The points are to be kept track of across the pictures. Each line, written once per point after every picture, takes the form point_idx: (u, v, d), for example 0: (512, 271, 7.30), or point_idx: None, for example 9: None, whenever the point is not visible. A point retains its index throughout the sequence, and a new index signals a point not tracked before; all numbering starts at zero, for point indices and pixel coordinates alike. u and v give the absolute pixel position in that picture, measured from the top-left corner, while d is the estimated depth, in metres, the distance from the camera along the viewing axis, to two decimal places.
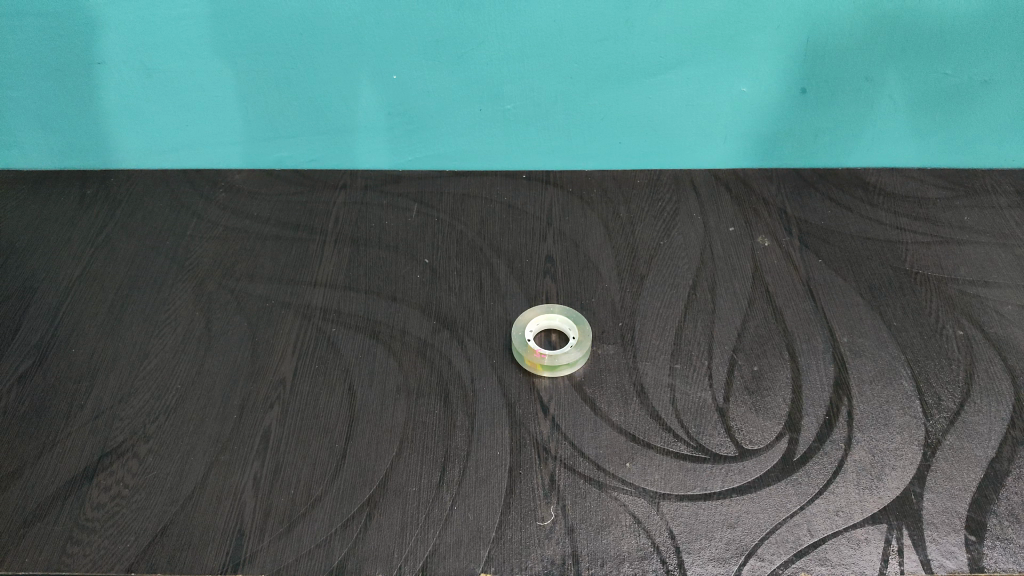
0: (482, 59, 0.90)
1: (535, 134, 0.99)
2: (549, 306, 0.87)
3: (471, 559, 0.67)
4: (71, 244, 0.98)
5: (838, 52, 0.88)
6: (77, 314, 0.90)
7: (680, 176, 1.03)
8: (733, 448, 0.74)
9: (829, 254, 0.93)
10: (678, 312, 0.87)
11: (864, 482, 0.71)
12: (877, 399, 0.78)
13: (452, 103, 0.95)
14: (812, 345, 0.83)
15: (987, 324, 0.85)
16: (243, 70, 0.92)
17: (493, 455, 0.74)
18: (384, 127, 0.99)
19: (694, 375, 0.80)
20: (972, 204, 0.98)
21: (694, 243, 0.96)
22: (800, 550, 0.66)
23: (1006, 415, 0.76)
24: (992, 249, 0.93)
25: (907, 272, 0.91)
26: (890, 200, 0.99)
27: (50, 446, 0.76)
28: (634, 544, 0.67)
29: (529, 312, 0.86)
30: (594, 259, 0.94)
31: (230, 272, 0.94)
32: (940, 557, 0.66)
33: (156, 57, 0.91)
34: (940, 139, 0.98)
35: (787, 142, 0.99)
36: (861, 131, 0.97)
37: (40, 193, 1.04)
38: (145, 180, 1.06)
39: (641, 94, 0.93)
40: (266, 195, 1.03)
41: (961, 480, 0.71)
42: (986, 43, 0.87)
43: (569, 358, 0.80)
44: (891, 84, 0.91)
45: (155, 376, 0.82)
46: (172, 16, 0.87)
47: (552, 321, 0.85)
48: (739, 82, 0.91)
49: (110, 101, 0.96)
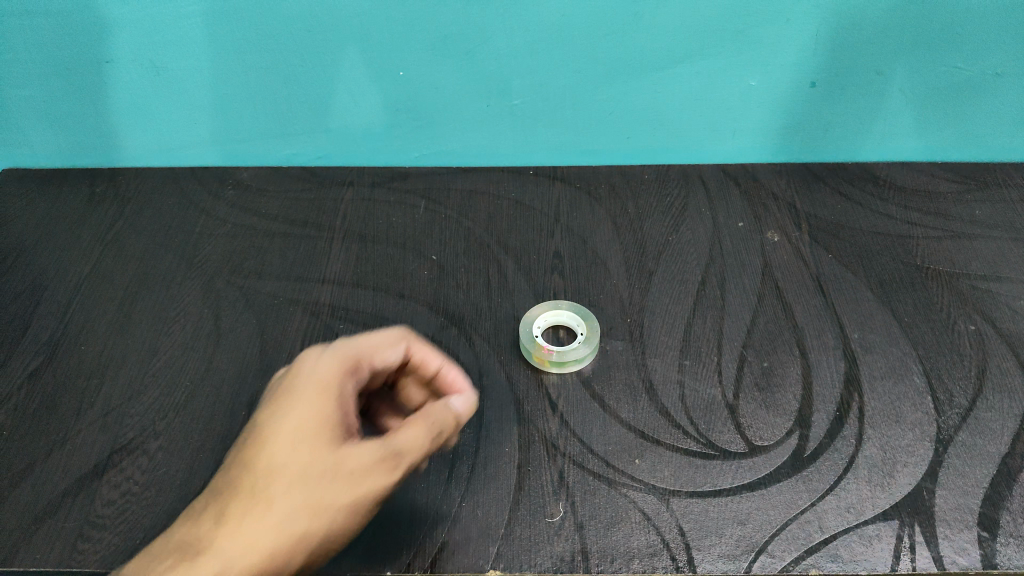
0: (489, 54, 0.89)
1: (542, 129, 0.98)
2: (556, 302, 0.87)
3: (481, 555, 0.67)
4: (80, 242, 0.99)
5: (849, 45, 0.86)
6: (87, 312, 0.90)
7: (688, 172, 1.03)
8: (743, 444, 0.73)
9: (839, 249, 0.92)
10: (687, 309, 0.87)
11: (875, 479, 0.70)
12: (887, 395, 0.77)
13: (460, 98, 0.94)
14: (822, 341, 0.82)
15: (999, 319, 0.84)
16: (249, 67, 0.92)
17: (502, 452, 0.74)
18: (391, 124, 0.99)
19: (703, 372, 0.80)
20: (984, 198, 0.97)
21: (703, 238, 0.95)
22: (810, 546, 0.66)
23: (1018, 410, 0.75)
24: (1004, 243, 0.92)
25: (918, 266, 0.90)
26: (901, 195, 0.98)
27: (60, 443, 0.76)
28: (643, 540, 0.67)
29: (536, 308, 0.86)
30: (602, 255, 0.93)
31: (239, 269, 0.94)
32: (953, 554, 0.65)
33: (163, 55, 0.91)
34: (950, 133, 0.97)
35: (796, 136, 0.98)
36: (871, 125, 0.96)
37: (49, 192, 1.05)
38: (154, 177, 1.06)
39: (649, 88, 0.92)
40: (274, 192, 1.03)
41: (973, 476, 0.70)
42: (999, 34, 0.85)
43: (578, 358, 0.80)
44: (901, 77, 0.90)
45: (164, 373, 0.83)
46: (180, 14, 0.87)
47: (558, 317, 0.85)
48: (749, 76, 0.90)
49: (118, 99, 0.96)
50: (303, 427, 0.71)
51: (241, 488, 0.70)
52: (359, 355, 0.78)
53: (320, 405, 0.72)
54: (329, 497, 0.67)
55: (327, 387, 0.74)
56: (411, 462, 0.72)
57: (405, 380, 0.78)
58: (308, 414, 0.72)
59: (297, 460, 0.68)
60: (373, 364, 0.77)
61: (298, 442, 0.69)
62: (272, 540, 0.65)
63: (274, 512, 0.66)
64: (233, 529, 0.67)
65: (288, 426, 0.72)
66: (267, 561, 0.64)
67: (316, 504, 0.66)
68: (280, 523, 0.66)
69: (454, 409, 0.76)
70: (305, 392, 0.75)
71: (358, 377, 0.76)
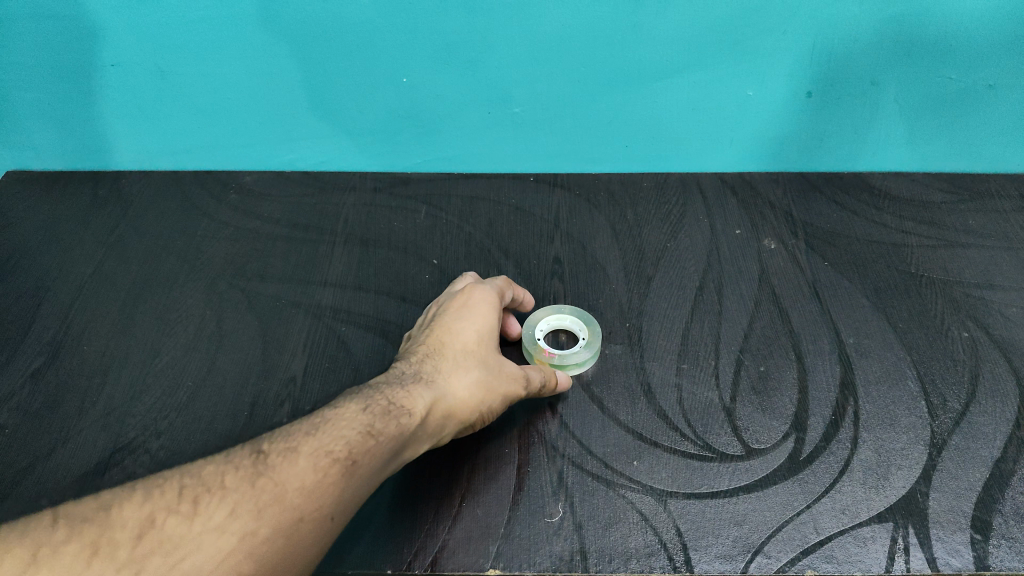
0: (492, 62, 0.90)
1: (543, 137, 1.00)
2: (559, 306, 0.87)
3: (480, 554, 0.67)
4: (84, 243, 0.99)
5: (850, 58, 0.87)
6: (89, 312, 0.91)
7: (685, 180, 1.05)
8: (740, 447, 0.74)
9: (834, 256, 0.94)
10: (684, 314, 0.88)
11: (869, 482, 0.71)
12: (882, 400, 0.78)
13: (462, 105, 0.95)
14: (818, 346, 0.84)
15: (992, 326, 0.86)
16: (253, 72, 0.93)
17: (502, 453, 0.75)
18: (393, 130, 1.00)
19: (700, 375, 0.81)
20: (977, 208, 0.99)
21: (701, 244, 0.97)
22: (806, 547, 0.67)
23: (1011, 415, 0.76)
24: (996, 252, 0.94)
25: (912, 274, 0.92)
26: (895, 203, 1.00)
27: (63, 441, 0.77)
28: (641, 541, 0.68)
29: (535, 314, 0.86)
30: (601, 260, 0.95)
31: (242, 272, 0.95)
32: (946, 556, 0.66)
33: (169, 60, 0.91)
34: (944, 144, 0.98)
35: (793, 145, 0.99)
36: (868, 136, 0.97)
37: (54, 194, 1.06)
38: (157, 180, 1.08)
39: (649, 98, 0.93)
40: (276, 197, 1.05)
41: (966, 479, 0.71)
42: (995, 48, 0.85)
43: (582, 360, 0.81)
44: (894, 88, 0.90)
45: (167, 373, 0.84)
46: (186, 19, 0.87)
47: (558, 321, 0.86)
48: (747, 86, 0.91)
49: (123, 103, 0.97)
50: (481, 326, 0.72)
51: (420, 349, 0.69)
52: (505, 282, 0.80)
53: (488, 312, 0.74)
54: (510, 383, 0.70)
55: (488, 295, 0.76)
56: (543, 389, 0.75)
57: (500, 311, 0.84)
58: (479, 314, 0.73)
59: (482, 342, 0.71)
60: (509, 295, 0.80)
61: (480, 331, 0.72)
62: (469, 398, 0.66)
63: (470, 376, 0.67)
64: (434, 371, 0.66)
65: (462, 317, 0.73)
66: (459, 413, 0.66)
67: (501, 385, 0.69)
68: (476, 387, 0.67)
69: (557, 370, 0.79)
70: (465, 295, 0.76)
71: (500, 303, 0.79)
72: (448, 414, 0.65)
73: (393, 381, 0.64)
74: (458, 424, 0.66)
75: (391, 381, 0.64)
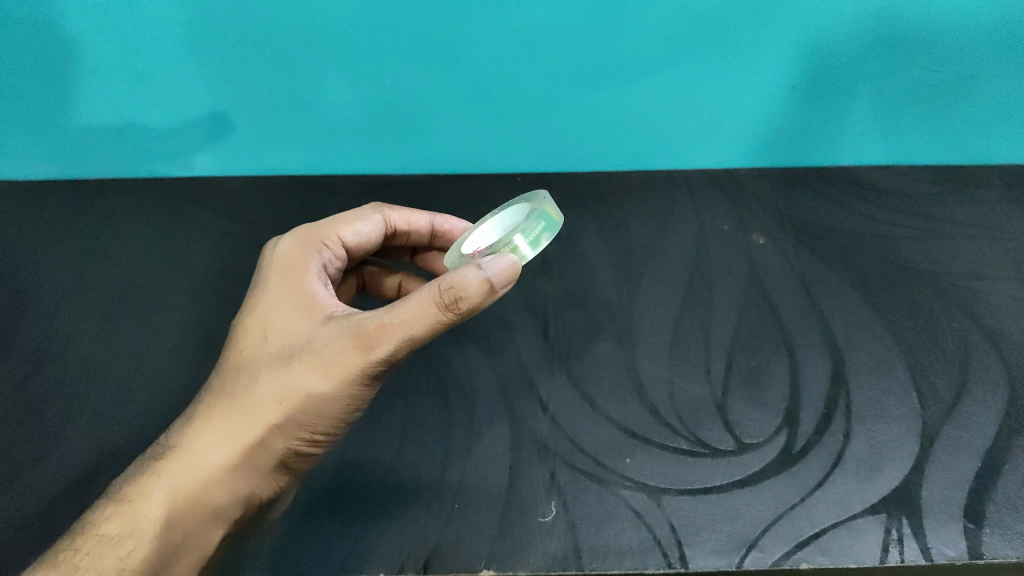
0: (473, 60, 0.88)
1: (529, 135, 0.99)
2: (518, 208, 0.70)
3: (472, 557, 0.67)
4: (66, 251, 0.98)
5: (836, 50, 0.86)
6: (72, 321, 0.90)
7: (672, 176, 1.05)
8: (732, 442, 0.74)
9: (821, 249, 0.94)
10: (674, 310, 0.88)
11: (861, 474, 0.72)
12: (874, 391, 0.78)
13: (444, 103, 0.94)
14: (808, 339, 0.84)
15: (981, 317, 0.86)
16: (230, 73, 0.90)
17: (493, 453, 0.74)
18: (376, 131, 0.99)
19: (691, 372, 0.81)
20: (962, 198, 1.00)
21: (689, 240, 0.97)
22: (800, 541, 0.67)
23: (1001, 404, 0.77)
24: (982, 242, 0.95)
25: (899, 265, 0.92)
26: (881, 196, 1.00)
27: (47, 454, 0.77)
28: (634, 537, 0.68)
29: (450, 266, 0.68)
30: (589, 258, 0.94)
31: (227, 276, 0.95)
32: (941, 545, 0.67)
33: (144, 64, 0.89)
34: (930, 134, 0.98)
35: (779, 138, 0.99)
36: (851, 128, 0.97)
37: (35, 202, 1.04)
38: (140, 189, 1.06)
39: (634, 94, 0.92)
40: (261, 201, 1.04)
41: (958, 469, 0.72)
42: (979, 38, 0.85)
43: (532, 216, 0.65)
44: (875, 80, 0.90)
45: (153, 380, 0.83)
46: (159, 23, 0.85)
47: (472, 237, 0.69)
48: (730, 83, 0.90)
49: (100, 110, 0.95)
50: (256, 351, 0.64)
51: (225, 354, 0.66)
52: (327, 224, 0.76)
53: (274, 321, 0.65)
54: (314, 380, 0.60)
55: (302, 267, 0.70)
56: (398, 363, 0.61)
57: (430, 254, 0.88)
58: (285, 298, 0.67)
59: (283, 336, 0.64)
60: (349, 226, 0.77)
61: (280, 326, 0.65)
62: (245, 443, 0.61)
63: (249, 412, 0.61)
64: (233, 389, 0.63)
65: (241, 346, 0.65)
66: (245, 459, 0.61)
67: (307, 378, 0.61)
68: (267, 405, 0.61)
69: (488, 271, 0.57)
70: (277, 273, 0.69)
71: (329, 248, 0.75)
72: (258, 435, 0.61)
73: (200, 412, 0.63)
74: (261, 464, 0.62)
75: (197, 414, 0.63)
